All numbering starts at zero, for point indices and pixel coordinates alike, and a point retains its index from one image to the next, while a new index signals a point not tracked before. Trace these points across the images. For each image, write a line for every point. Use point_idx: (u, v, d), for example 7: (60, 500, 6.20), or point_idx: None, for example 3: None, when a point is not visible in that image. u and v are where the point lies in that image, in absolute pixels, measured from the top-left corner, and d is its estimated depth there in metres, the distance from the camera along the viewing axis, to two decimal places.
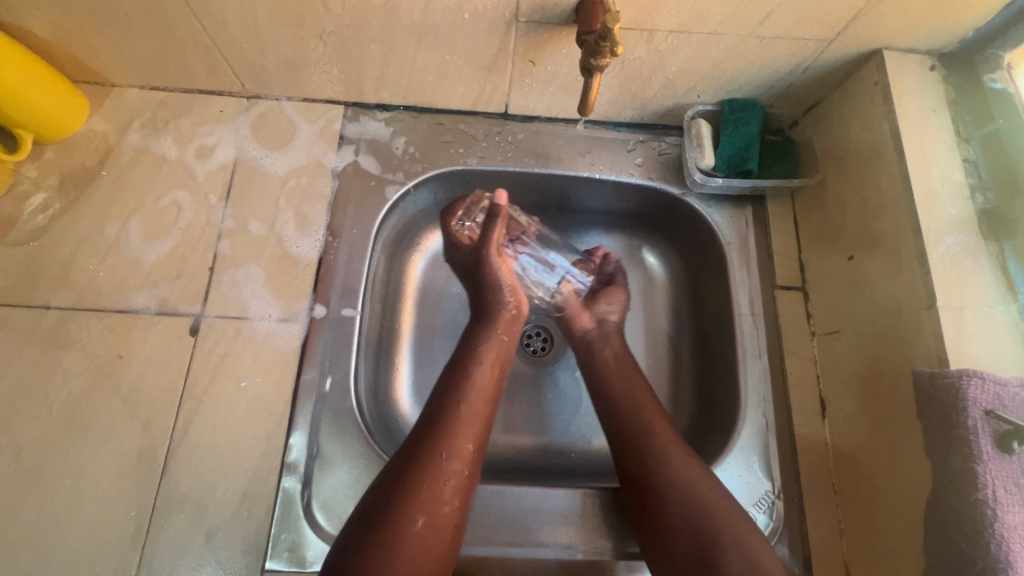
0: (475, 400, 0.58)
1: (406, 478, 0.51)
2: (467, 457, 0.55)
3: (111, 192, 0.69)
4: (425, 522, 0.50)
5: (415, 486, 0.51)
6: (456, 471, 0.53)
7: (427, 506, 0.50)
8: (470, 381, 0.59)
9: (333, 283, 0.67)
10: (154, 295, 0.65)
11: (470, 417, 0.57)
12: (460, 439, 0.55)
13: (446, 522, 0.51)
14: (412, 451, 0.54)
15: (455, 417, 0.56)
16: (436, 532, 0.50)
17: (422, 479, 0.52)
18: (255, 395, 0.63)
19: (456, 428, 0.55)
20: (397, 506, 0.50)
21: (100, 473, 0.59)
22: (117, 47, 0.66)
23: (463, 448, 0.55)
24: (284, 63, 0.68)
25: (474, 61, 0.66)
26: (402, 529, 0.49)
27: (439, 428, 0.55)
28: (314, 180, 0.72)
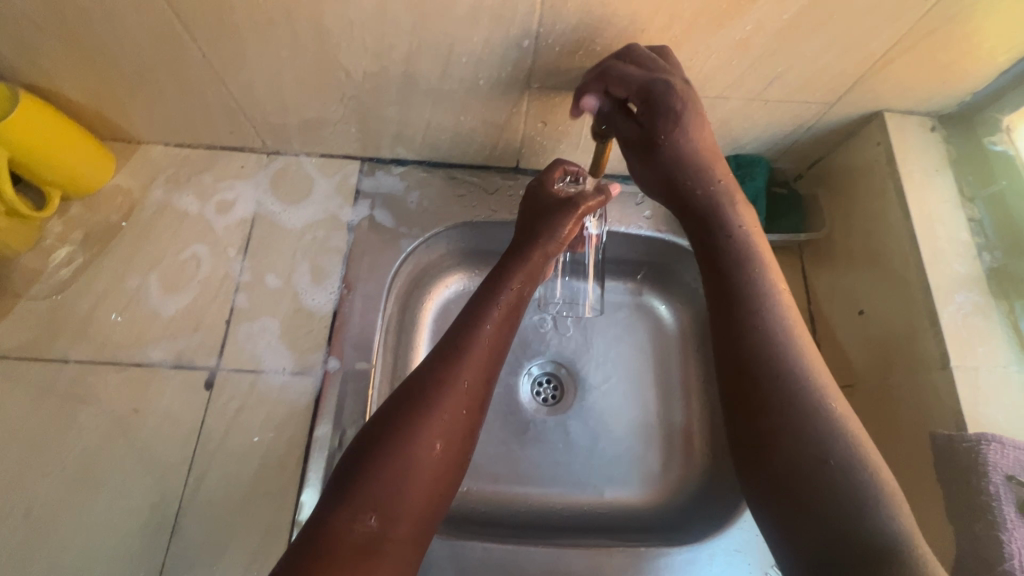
0: (492, 327, 0.58)
1: (425, 404, 0.52)
2: (478, 388, 0.55)
3: (133, 245, 0.71)
4: (441, 447, 0.51)
5: (433, 412, 0.51)
6: (469, 401, 0.54)
7: (444, 432, 0.51)
8: (488, 313, 0.59)
9: (347, 336, 0.68)
10: (171, 348, 0.66)
11: (483, 352, 0.57)
12: (474, 371, 0.55)
13: (457, 452, 0.52)
14: (432, 378, 0.53)
15: (472, 343, 0.56)
16: (449, 458, 0.51)
17: (442, 404, 0.52)
18: (267, 450, 0.62)
19: (469, 359, 0.55)
20: (414, 429, 0.50)
21: (111, 531, 0.58)
22: (146, 109, 0.69)
23: (476, 377, 0.55)
24: (305, 123, 0.70)
25: (488, 121, 0.68)
26: (420, 452, 0.49)
27: (458, 354, 0.55)
28: (330, 234, 0.73)
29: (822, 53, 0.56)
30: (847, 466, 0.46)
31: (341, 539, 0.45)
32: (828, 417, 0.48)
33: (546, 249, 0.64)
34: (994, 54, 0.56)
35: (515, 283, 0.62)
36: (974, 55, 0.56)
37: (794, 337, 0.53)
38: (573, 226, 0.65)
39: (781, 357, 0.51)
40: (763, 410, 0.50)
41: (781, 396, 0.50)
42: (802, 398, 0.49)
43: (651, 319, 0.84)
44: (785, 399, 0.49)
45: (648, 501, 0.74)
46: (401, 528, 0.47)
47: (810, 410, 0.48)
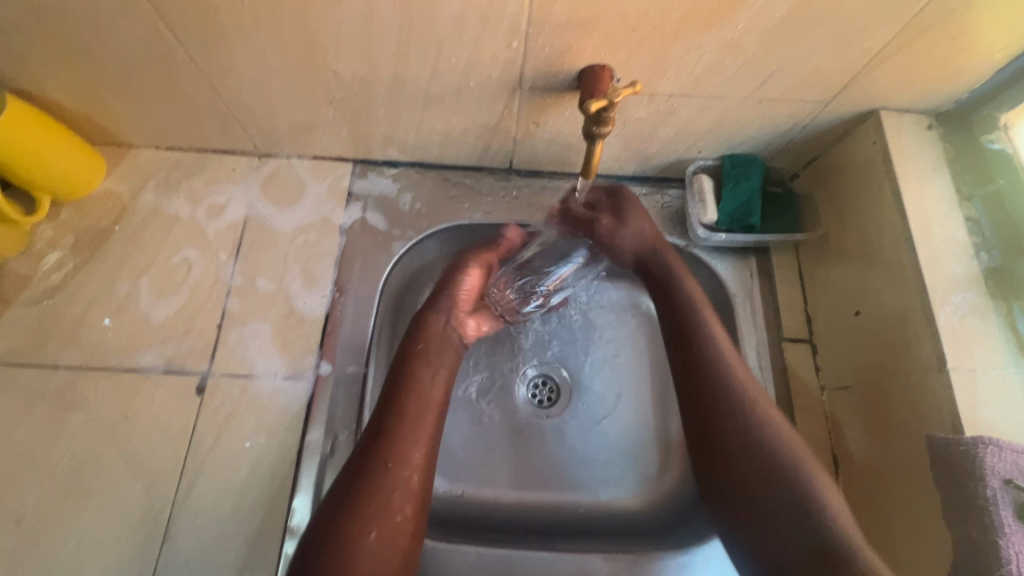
0: (417, 399, 0.56)
1: (362, 485, 0.50)
2: (418, 464, 0.53)
3: (124, 250, 0.71)
4: (377, 535, 0.48)
5: (362, 498, 0.49)
6: (404, 480, 0.51)
7: (377, 518, 0.49)
8: (418, 386, 0.57)
9: (338, 340, 0.68)
10: (162, 353, 0.66)
11: (417, 418, 0.55)
12: (406, 445, 0.53)
13: (399, 534, 0.49)
14: (367, 454, 0.52)
15: (410, 411, 0.55)
16: (388, 544, 0.48)
17: (383, 483, 0.50)
18: (258, 455, 0.62)
19: (402, 426, 0.54)
20: (345, 519, 0.48)
21: (102, 538, 0.58)
22: (135, 113, 0.68)
23: (406, 454, 0.52)
24: (295, 126, 0.70)
25: (479, 122, 0.68)
26: (358, 543, 0.47)
27: (392, 425, 0.54)
28: (322, 236, 0.73)
29: (815, 51, 0.55)
30: (789, 474, 0.50)
31: None
32: (775, 435, 0.52)
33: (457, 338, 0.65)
34: (991, 51, 0.55)
35: (444, 360, 0.61)
36: (970, 51, 0.55)
37: (728, 361, 0.57)
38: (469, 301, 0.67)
39: (729, 380, 0.56)
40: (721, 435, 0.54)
41: (745, 443, 0.53)
42: (743, 412, 0.54)
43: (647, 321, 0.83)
44: (732, 418, 0.54)
45: (645, 504, 0.73)
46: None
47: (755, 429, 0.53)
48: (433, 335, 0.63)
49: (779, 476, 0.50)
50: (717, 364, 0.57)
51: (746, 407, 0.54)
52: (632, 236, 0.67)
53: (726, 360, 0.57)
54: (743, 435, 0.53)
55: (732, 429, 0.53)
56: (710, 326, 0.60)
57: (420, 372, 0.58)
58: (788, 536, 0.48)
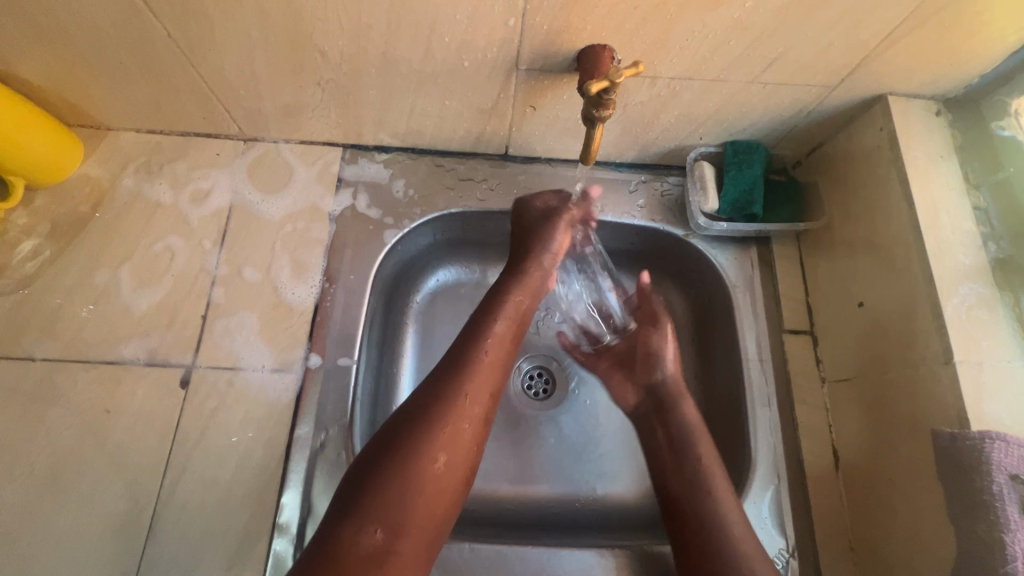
0: (495, 343, 0.57)
1: (432, 414, 0.50)
2: (487, 400, 0.54)
3: (104, 238, 0.68)
4: (445, 461, 0.49)
5: (439, 423, 0.50)
6: (474, 416, 0.52)
7: (449, 445, 0.49)
8: (490, 326, 0.58)
9: (328, 331, 0.66)
10: (144, 346, 0.63)
11: (494, 360, 0.56)
12: (483, 380, 0.54)
13: (463, 467, 0.50)
14: (438, 384, 0.53)
15: (487, 346, 0.56)
16: (454, 473, 0.49)
17: (450, 417, 0.50)
18: (246, 451, 0.60)
19: (475, 369, 0.54)
20: (418, 439, 0.48)
21: (83, 537, 0.56)
22: (113, 93, 0.65)
23: (480, 389, 0.53)
24: (282, 109, 0.67)
25: (474, 106, 0.65)
26: (425, 465, 0.48)
27: (468, 361, 0.54)
28: (310, 224, 0.70)
29: (824, 33, 0.53)
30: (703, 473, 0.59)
31: (343, 556, 0.43)
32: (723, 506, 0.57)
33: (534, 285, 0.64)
34: (1005, 32, 0.53)
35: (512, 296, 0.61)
36: (985, 33, 0.53)
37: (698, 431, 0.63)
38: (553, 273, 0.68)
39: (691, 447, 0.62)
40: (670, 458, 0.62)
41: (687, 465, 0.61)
42: (705, 474, 0.59)
43: None
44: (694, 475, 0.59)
45: (642, 497, 0.72)
46: (405, 544, 0.45)
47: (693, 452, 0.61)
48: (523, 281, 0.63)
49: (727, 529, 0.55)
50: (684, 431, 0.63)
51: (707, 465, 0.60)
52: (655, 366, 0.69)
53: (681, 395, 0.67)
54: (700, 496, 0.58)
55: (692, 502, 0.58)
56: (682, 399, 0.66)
57: (499, 318, 0.59)
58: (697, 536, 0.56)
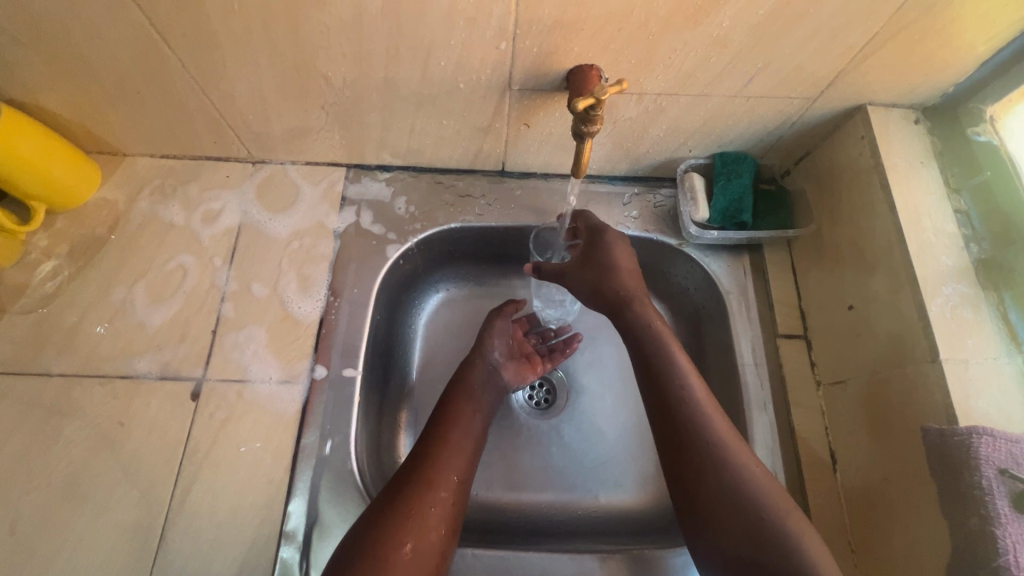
0: (465, 430, 0.61)
1: (402, 499, 0.52)
2: (456, 485, 0.56)
3: (120, 257, 0.71)
4: (411, 547, 0.49)
5: (406, 507, 0.52)
6: (442, 500, 0.54)
7: (414, 532, 0.50)
8: (462, 412, 0.62)
9: (334, 343, 0.68)
10: (157, 360, 0.66)
11: (456, 451, 0.58)
12: (447, 468, 0.56)
13: (430, 555, 0.50)
14: (407, 471, 0.56)
15: (452, 439, 0.59)
16: (420, 558, 0.49)
17: (419, 502, 0.52)
18: (255, 460, 0.62)
19: (442, 457, 0.57)
20: (389, 527, 0.50)
21: (97, 546, 0.58)
22: (131, 121, 0.69)
23: (447, 476, 0.56)
24: (288, 132, 0.71)
25: (470, 125, 0.68)
26: (393, 551, 0.49)
27: (436, 453, 0.57)
28: (316, 241, 0.73)
29: (801, 48, 0.56)
30: (725, 455, 0.52)
31: None
32: (756, 486, 0.51)
33: (481, 367, 0.69)
34: (974, 44, 0.56)
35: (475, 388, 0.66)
36: (955, 45, 0.56)
37: (703, 404, 0.56)
38: (500, 344, 0.73)
39: (702, 426, 0.54)
40: (682, 447, 0.54)
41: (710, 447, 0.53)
42: (728, 453, 0.53)
43: None
44: (711, 458, 0.53)
45: (643, 505, 0.73)
46: None
47: (708, 438, 0.53)
48: (472, 369, 0.68)
49: (766, 507, 0.49)
50: (684, 403, 0.56)
51: (724, 443, 0.53)
52: (597, 272, 0.65)
53: (680, 364, 0.59)
54: (722, 476, 0.52)
55: (720, 481, 0.51)
56: (674, 352, 0.59)
57: (462, 405, 0.63)
58: (735, 528, 0.49)
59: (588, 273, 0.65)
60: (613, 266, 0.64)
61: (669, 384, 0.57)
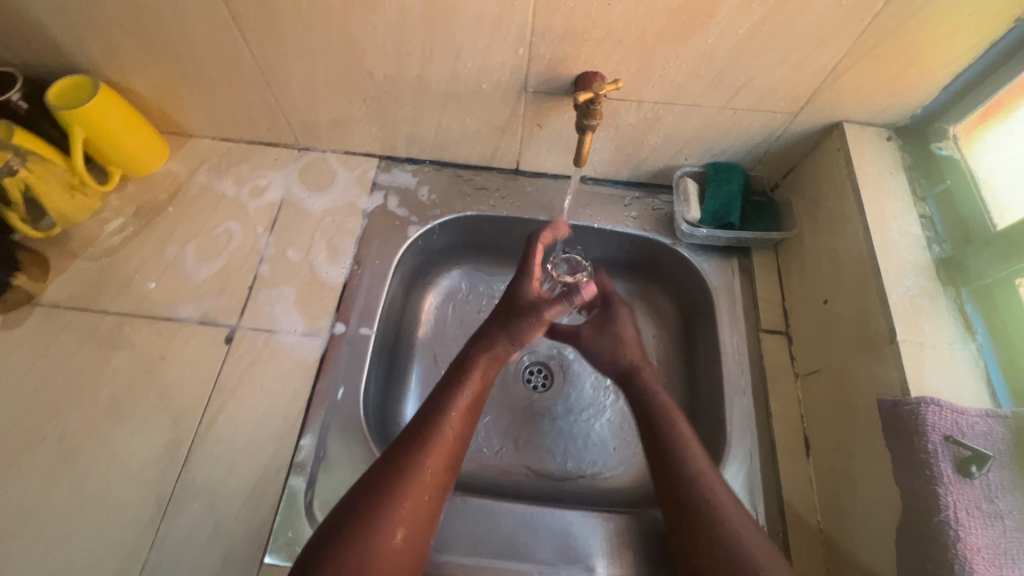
0: (457, 414, 0.63)
1: (391, 490, 0.56)
2: (445, 471, 0.60)
3: (176, 219, 0.81)
4: (403, 536, 0.54)
5: (398, 498, 0.55)
6: (432, 487, 0.58)
7: (407, 521, 0.55)
8: (455, 400, 0.64)
9: (353, 305, 0.76)
10: (199, 307, 0.75)
11: (448, 439, 0.61)
12: (438, 456, 0.59)
13: (420, 539, 0.56)
14: (398, 456, 0.58)
15: (440, 430, 0.61)
16: (411, 546, 0.55)
17: (407, 492, 0.56)
18: (273, 400, 0.69)
19: (434, 445, 0.60)
20: (380, 517, 0.54)
21: (130, 460, 0.65)
22: (202, 105, 0.81)
23: (440, 463, 0.59)
24: (332, 122, 0.81)
25: (489, 123, 0.78)
26: (382, 542, 0.53)
27: (427, 443, 0.60)
28: (346, 218, 0.83)
29: (778, 66, 0.64)
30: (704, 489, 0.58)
31: None
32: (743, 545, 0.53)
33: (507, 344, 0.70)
34: (933, 70, 0.63)
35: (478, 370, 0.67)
36: (916, 69, 0.63)
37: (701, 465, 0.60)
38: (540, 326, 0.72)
39: (704, 482, 0.58)
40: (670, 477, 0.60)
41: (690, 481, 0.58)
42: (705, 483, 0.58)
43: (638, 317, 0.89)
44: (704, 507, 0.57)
45: (626, 484, 0.77)
46: None
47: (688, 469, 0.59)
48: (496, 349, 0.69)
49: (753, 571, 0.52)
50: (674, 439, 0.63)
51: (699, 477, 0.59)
52: (613, 345, 0.76)
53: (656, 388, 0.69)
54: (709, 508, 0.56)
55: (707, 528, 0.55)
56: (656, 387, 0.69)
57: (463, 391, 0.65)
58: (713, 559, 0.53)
59: (603, 339, 0.76)
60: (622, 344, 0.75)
61: (673, 452, 0.61)
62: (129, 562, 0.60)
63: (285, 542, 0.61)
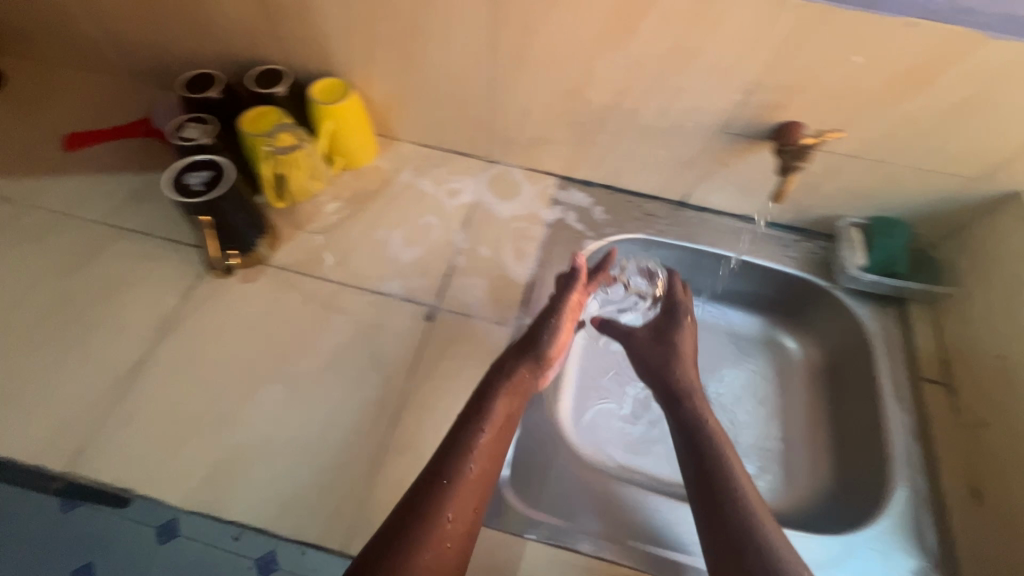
0: (481, 453, 0.57)
1: (410, 537, 0.49)
2: (470, 517, 0.53)
3: (383, 208, 0.92)
4: None
5: (419, 548, 0.49)
6: (457, 537, 0.51)
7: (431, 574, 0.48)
8: (477, 440, 0.57)
9: (538, 302, 0.83)
10: (404, 286, 0.84)
11: (467, 480, 0.55)
12: (454, 497, 0.53)
13: None
14: (417, 497, 0.53)
15: (457, 472, 0.55)
16: None
17: (428, 541, 0.50)
18: (469, 376, 0.76)
19: (459, 488, 0.54)
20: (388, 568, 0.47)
21: (348, 410, 0.72)
22: (419, 114, 0.92)
23: (465, 508, 0.53)
24: (530, 140, 0.91)
25: (677, 157, 0.86)
26: None
27: (440, 482, 0.54)
28: (530, 226, 0.91)
29: (976, 133, 0.70)
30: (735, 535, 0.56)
31: None
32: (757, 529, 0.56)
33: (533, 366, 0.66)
34: None
35: (500, 404, 0.61)
36: None
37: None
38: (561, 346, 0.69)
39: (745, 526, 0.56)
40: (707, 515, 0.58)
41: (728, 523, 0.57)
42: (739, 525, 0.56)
43: (776, 353, 0.95)
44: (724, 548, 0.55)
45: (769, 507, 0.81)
46: None
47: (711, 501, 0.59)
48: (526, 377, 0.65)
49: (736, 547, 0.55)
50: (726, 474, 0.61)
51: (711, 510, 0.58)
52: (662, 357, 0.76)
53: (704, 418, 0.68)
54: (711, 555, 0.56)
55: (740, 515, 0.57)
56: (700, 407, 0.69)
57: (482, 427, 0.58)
58: None
59: (660, 349, 0.77)
60: (674, 356, 0.76)
61: (725, 489, 0.60)
62: (349, 500, 0.66)
63: (483, 504, 0.66)
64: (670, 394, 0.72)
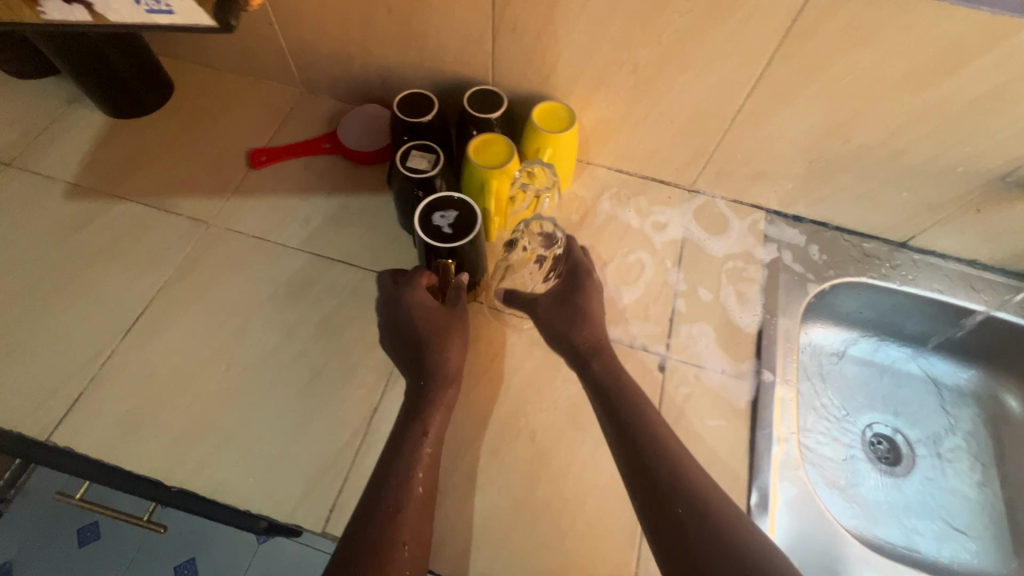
0: (422, 469, 0.60)
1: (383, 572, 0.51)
2: (418, 545, 0.55)
3: (589, 242, 0.86)
4: None
5: None
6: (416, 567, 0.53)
7: None
8: (412, 459, 0.60)
9: (772, 354, 0.78)
10: (628, 331, 0.79)
11: (417, 504, 0.57)
12: (405, 525, 0.55)
13: None
14: (370, 526, 0.54)
15: (402, 495, 0.57)
16: None
17: None
18: (717, 436, 0.72)
19: (406, 512, 0.56)
20: None
21: (599, 472, 0.68)
22: (631, 141, 0.86)
23: (416, 537, 0.55)
24: (752, 174, 0.85)
25: (925, 200, 0.80)
26: None
27: (391, 511, 0.55)
28: (746, 265, 0.86)
29: None
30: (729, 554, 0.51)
31: None
32: (749, 530, 0.53)
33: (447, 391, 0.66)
34: None
35: (432, 420, 0.63)
36: None
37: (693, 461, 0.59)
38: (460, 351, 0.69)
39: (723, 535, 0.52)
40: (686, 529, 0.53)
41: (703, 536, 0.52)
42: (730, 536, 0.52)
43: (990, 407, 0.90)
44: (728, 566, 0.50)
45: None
46: None
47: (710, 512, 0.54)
48: (441, 383, 0.66)
49: (728, 559, 0.50)
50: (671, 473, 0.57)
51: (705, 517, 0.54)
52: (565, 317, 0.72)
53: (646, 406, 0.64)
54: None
55: (690, 512, 0.54)
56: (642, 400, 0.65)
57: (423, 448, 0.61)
58: None
59: (565, 312, 0.72)
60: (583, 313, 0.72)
61: (680, 492, 0.56)
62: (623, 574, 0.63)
63: None
64: (578, 355, 0.70)
